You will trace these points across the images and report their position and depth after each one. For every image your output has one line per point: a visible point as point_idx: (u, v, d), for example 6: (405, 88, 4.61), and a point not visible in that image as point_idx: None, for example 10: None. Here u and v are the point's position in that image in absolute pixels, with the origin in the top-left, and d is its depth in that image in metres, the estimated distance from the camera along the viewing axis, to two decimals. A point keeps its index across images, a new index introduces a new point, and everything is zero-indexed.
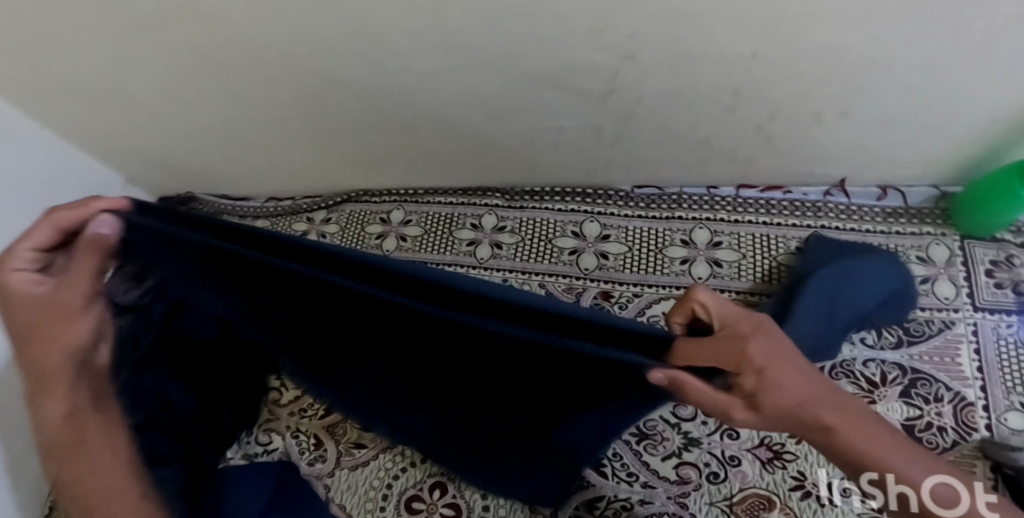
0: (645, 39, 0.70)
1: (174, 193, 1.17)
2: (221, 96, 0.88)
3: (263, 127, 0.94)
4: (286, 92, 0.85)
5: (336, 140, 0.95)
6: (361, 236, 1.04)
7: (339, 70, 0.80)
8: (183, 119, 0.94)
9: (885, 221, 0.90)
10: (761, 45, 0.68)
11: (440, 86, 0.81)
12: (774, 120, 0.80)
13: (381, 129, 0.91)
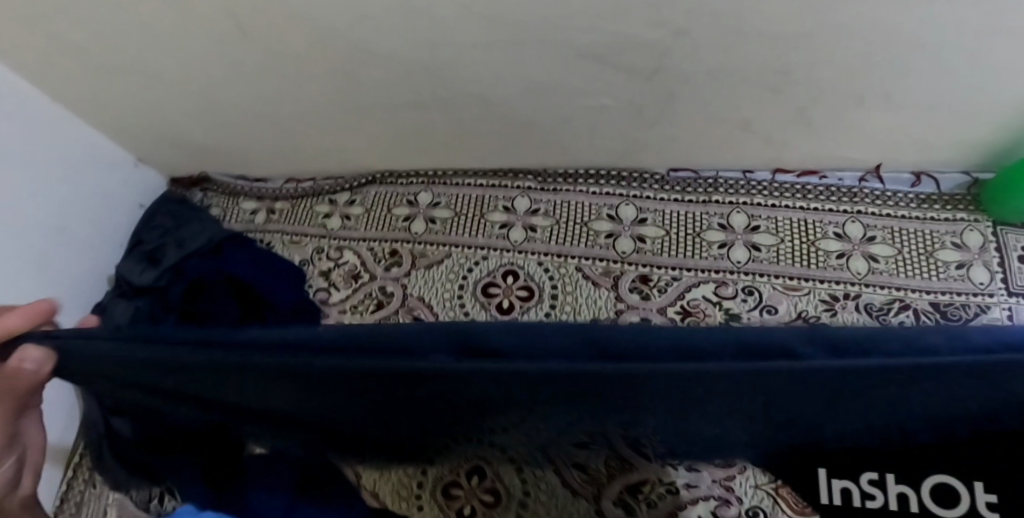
0: (699, 20, 0.68)
1: (187, 174, 1.13)
2: (248, 70, 0.84)
3: (290, 103, 0.90)
4: (320, 66, 0.82)
5: (365, 117, 0.92)
6: (387, 220, 1.01)
7: (375, 44, 0.76)
8: (204, 95, 0.90)
9: (920, 208, 0.90)
10: (821, 26, 0.67)
11: (482, 63, 0.79)
12: (818, 104, 0.80)
13: (413, 108, 0.89)
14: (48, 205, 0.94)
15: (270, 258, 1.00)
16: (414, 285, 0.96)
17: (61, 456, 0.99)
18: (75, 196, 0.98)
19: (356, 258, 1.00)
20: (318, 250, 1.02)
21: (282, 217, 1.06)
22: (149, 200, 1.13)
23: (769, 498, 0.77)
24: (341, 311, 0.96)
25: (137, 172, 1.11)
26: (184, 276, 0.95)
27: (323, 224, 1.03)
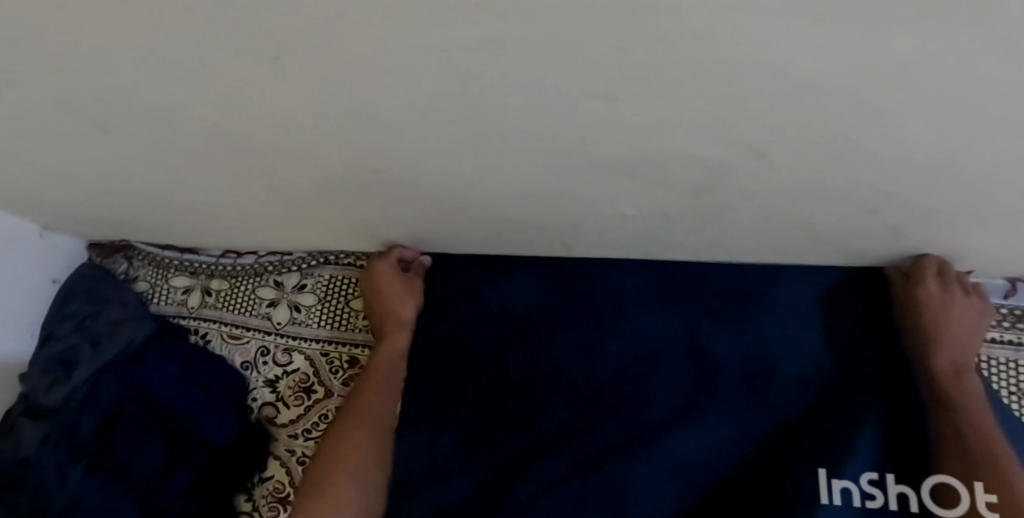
0: (782, 137, 0.47)
1: (107, 239, 0.93)
2: (154, 144, 0.63)
3: (219, 179, 0.70)
4: (248, 147, 0.61)
5: (311, 199, 0.72)
6: (344, 316, 0.81)
7: (323, 133, 0.56)
8: (108, 165, 0.70)
9: (1014, 327, 0.70)
10: (958, 152, 0.46)
11: (465, 161, 0.58)
12: (914, 221, 0.59)
13: (372, 194, 0.68)
14: None
15: (206, 361, 0.82)
16: None
17: None
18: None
19: (306, 366, 0.81)
20: (262, 350, 0.83)
21: (219, 301, 0.87)
22: (65, 273, 0.94)
23: None
24: (291, 436, 0.79)
25: (44, 243, 0.91)
26: (99, 403, 0.78)
27: (268, 315, 0.84)
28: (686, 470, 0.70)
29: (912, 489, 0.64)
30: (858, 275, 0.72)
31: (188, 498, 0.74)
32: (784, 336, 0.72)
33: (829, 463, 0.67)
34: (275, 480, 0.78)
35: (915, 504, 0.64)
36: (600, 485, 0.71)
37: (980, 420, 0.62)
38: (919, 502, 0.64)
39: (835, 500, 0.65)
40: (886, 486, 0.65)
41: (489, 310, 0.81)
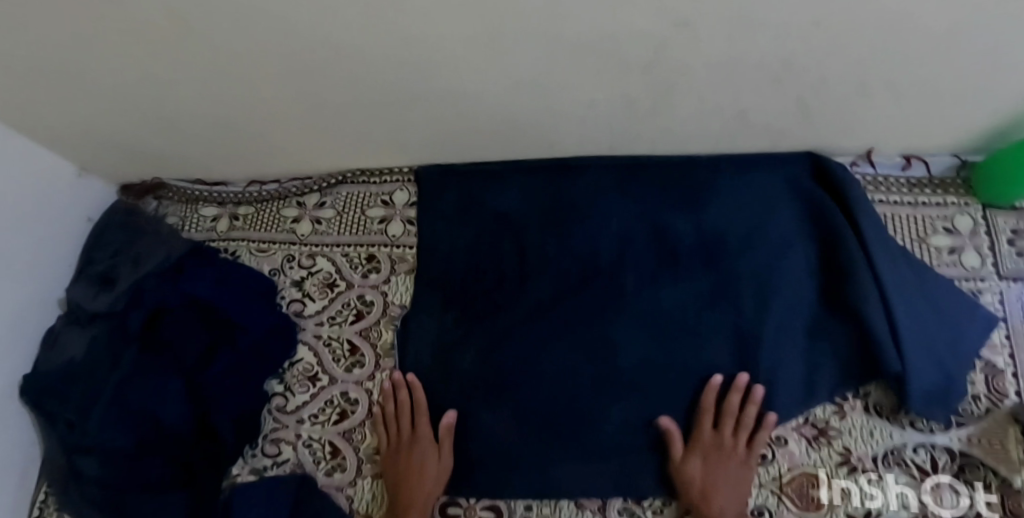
0: (707, 9, 0.62)
1: (138, 181, 1.03)
2: (199, 66, 0.75)
3: (250, 100, 0.82)
4: (281, 62, 0.74)
5: (327, 114, 0.84)
6: (361, 223, 0.93)
7: (349, 37, 0.69)
8: (150, 94, 0.82)
9: (910, 193, 0.88)
10: (837, 15, 0.62)
11: (464, 58, 0.72)
12: (818, 93, 0.75)
13: (382, 103, 0.81)
14: None
15: (236, 269, 0.92)
16: (394, 292, 0.89)
17: (26, 499, 0.91)
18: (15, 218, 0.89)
19: (329, 266, 0.92)
20: (288, 257, 0.94)
21: (247, 223, 0.98)
22: (99, 212, 1.04)
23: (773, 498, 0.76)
24: (318, 324, 0.90)
25: (81, 183, 1.00)
26: (144, 305, 0.86)
27: (292, 230, 0.96)
28: (664, 322, 0.82)
29: (910, 489, 0.75)
30: (791, 154, 0.87)
31: (235, 380, 0.84)
32: (736, 205, 0.86)
33: (775, 300, 0.82)
34: (305, 362, 0.88)
35: (914, 503, 0.75)
36: (588, 340, 0.82)
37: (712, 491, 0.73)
38: (918, 500, 0.75)
39: (838, 500, 0.75)
40: (886, 487, 0.75)
41: (485, 210, 0.91)
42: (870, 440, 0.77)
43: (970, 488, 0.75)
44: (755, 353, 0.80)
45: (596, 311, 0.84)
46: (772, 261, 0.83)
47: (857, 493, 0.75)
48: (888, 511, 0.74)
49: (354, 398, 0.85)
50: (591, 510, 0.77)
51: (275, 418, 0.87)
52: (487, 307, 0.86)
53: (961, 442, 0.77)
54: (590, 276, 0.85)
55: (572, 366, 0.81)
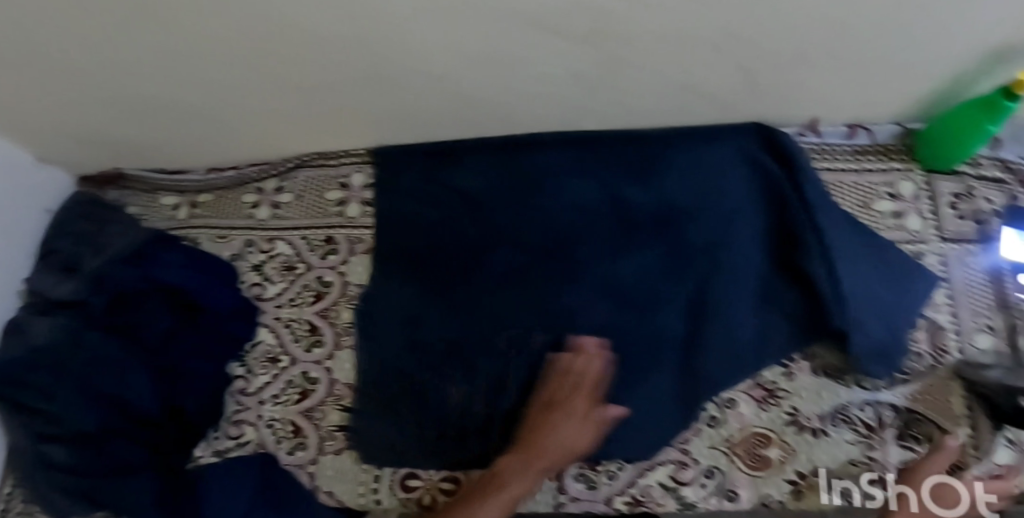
0: None
1: (97, 171, 1.04)
2: (145, 53, 0.75)
3: (200, 86, 0.82)
4: (226, 47, 0.74)
5: (280, 96, 0.84)
6: (319, 206, 0.94)
7: (293, 20, 0.69)
8: (100, 82, 0.81)
9: (855, 160, 0.90)
10: None
11: (410, 38, 0.72)
12: (761, 63, 0.77)
13: (333, 85, 0.81)
14: None
15: (194, 252, 0.93)
16: (352, 272, 0.90)
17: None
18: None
19: (288, 250, 0.93)
20: (248, 242, 0.95)
21: (207, 210, 0.99)
22: (59, 203, 1.04)
23: (725, 458, 0.78)
24: (278, 307, 0.90)
25: (39, 172, 1.00)
26: (108, 289, 0.89)
27: (251, 215, 0.96)
28: (617, 289, 0.84)
29: (910, 488, 0.74)
30: (738, 125, 0.89)
31: (198, 357, 0.87)
32: (684, 176, 0.88)
33: (723, 267, 0.83)
34: (267, 344, 0.89)
35: (914, 504, 0.72)
36: (543, 312, 0.84)
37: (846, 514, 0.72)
38: (918, 500, 0.73)
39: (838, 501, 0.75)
40: (886, 486, 0.75)
41: (445, 188, 0.92)
42: (819, 399, 0.79)
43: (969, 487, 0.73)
44: (703, 318, 0.82)
45: (549, 284, 0.86)
46: (717, 229, 0.85)
47: (857, 493, 0.75)
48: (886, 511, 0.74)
49: (315, 377, 0.86)
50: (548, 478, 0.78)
51: (238, 400, 0.88)
52: (446, 284, 0.88)
53: (905, 399, 0.79)
54: (543, 250, 0.88)
55: (527, 338, 0.83)
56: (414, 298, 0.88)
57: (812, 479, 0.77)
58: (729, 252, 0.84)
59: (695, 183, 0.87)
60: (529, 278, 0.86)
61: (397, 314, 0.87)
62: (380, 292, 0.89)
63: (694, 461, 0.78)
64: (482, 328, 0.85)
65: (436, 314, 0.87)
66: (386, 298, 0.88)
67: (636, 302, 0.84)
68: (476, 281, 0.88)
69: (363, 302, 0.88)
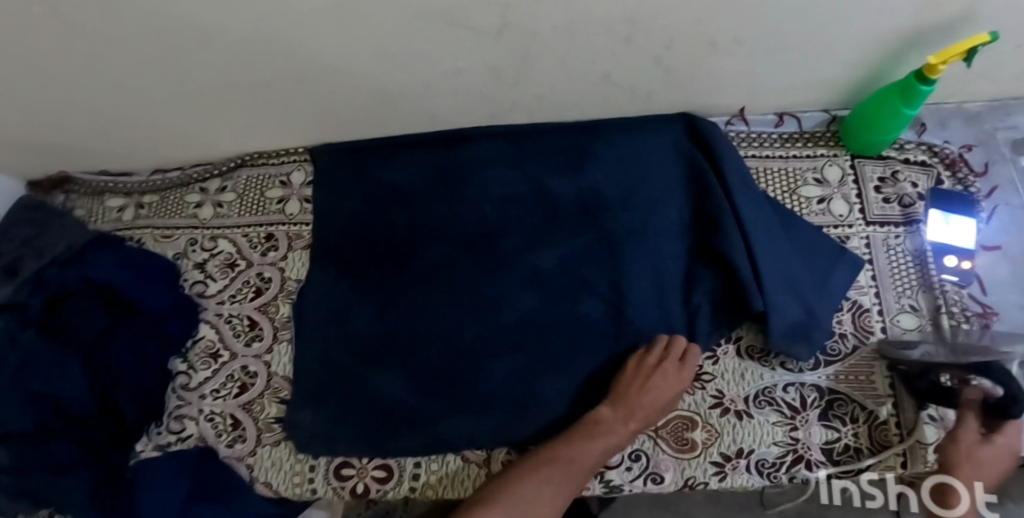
0: None
1: (45, 175, 1.04)
2: (70, 54, 0.76)
3: (132, 87, 0.83)
4: (148, 47, 0.75)
5: (210, 97, 0.86)
6: (260, 204, 0.96)
7: (206, 20, 0.71)
8: (32, 86, 0.83)
9: (782, 147, 0.91)
10: None
11: (323, 35, 0.73)
12: (672, 51, 0.78)
13: (259, 85, 0.83)
14: None
15: (134, 253, 0.93)
16: (290, 268, 0.91)
17: None
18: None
19: (231, 247, 0.95)
20: (191, 241, 0.97)
21: (152, 211, 1.00)
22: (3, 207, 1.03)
23: (651, 442, 0.79)
24: (219, 303, 0.92)
25: None
26: (47, 290, 0.89)
27: (195, 215, 0.98)
28: (545, 279, 0.86)
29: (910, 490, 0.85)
30: (666, 118, 0.91)
31: (135, 355, 0.86)
32: (614, 169, 0.90)
33: (650, 255, 0.85)
34: (207, 339, 0.90)
35: (914, 504, 0.86)
36: (473, 300, 0.86)
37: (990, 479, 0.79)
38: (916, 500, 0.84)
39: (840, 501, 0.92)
40: (884, 488, 0.89)
41: (376, 183, 0.93)
42: (742, 382, 0.81)
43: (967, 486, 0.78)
44: (628, 304, 0.84)
45: (481, 276, 0.87)
46: (644, 219, 0.87)
47: (857, 494, 0.92)
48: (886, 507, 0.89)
49: (254, 371, 0.88)
50: (478, 464, 0.80)
51: (179, 396, 0.89)
52: (381, 276, 0.90)
53: (829, 380, 0.81)
54: (476, 243, 0.89)
55: (459, 329, 0.85)
56: (349, 291, 0.89)
57: (736, 461, 0.78)
58: (654, 241, 0.86)
59: (625, 175, 0.89)
60: (461, 271, 0.88)
61: (331, 308, 0.88)
62: (315, 286, 0.90)
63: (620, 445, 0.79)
64: (416, 319, 0.87)
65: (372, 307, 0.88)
66: (321, 291, 0.89)
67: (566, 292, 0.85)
68: (410, 273, 0.89)
69: (300, 296, 0.90)
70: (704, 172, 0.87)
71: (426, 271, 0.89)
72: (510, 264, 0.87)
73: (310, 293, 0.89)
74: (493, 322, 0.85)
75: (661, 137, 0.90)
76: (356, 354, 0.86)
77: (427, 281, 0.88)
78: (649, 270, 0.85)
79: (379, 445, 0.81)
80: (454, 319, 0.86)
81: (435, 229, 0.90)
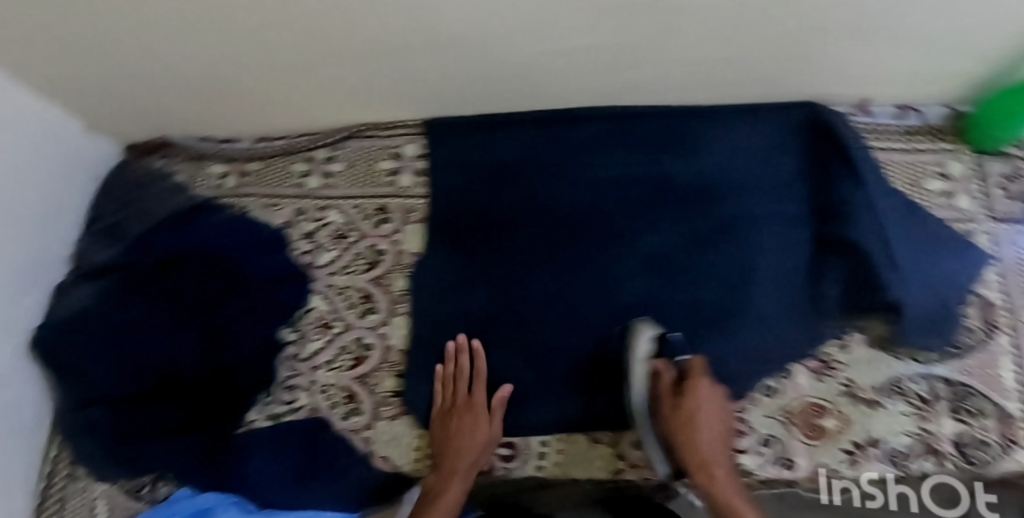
0: None
1: (144, 138, 1.03)
2: (193, 20, 0.74)
3: (247, 52, 0.81)
4: (274, 14, 0.72)
5: (330, 65, 0.83)
6: (371, 176, 0.95)
7: None
8: (149, 47, 0.80)
9: (905, 140, 0.90)
10: None
11: (465, 8, 0.70)
12: (817, 41, 0.76)
13: (384, 55, 0.80)
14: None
15: (241, 222, 0.91)
16: (406, 241, 0.91)
17: (39, 451, 0.92)
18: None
19: (340, 219, 0.93)
20: (299, 211, 0.95)
21: (256, 179, 0.99)
22: (102, 170, 1.04)
23: (782, 427, 0.79)
24: (331, 274, 0.91)
25: (86, 141, 1.01)
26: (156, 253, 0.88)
27: (301, 184, 0.97)
28: (664, 262, 0.86)
29: (910, 489, 0.75)
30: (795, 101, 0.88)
31: (249, 321, 0.86)
32: (740, 154, 0.88)
33: (775, 243, 0.84)
34: (319, 310, 0.89)
35: (914, 504, 0.74)
36: (591, 281, 0.86)
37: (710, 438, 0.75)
38: (918, 501, 0.74)
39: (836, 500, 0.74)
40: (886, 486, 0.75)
41: (496, 159, 0.93)
42: (872, 371, 0.80)
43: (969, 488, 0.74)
44: (752, 289, 0.83)
45: (603, 255, 0.87)
46: (773, 205, 0.86)
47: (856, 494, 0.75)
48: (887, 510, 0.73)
49: (369, 344, 0.87)
50: (604, 444, 0.79)
51: (290, 366, 0.88)
52: (503, 251, 0.89)
53: (959, 373, 0.80)
54: (598, 222, 0.88)
55: (583, 312, 0.84)
56: (470, 266, 0.89)
57: (867, 449, 0.77)
58: (783, 229, 0.85)
59: (751, 158, 0.88)
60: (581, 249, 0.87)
61: (455, 281, 0.88)
62: (438, 258, 0.89)
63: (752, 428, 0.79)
64: (541, 298, 0.86)
65: (495, 281, 0.87)
66: (444, 267, 0.89)
67: (692, 276, 0.85)
68: (533, 250, 0.88)
69: (422, 270, 0.89)
70: (833, 162, 0.85)
71: (547, 246, 0.88)
72: (637, 245, 0.86)
73: (432, 267, 0.89)
74: (613, 304, 0.84)
75: (791, 121, 0.88)
76: (476, 332, 0.85)
77: (549, 259, 0.87)
78: (782, 256, 0.84)
79: (508, 421, 0.81)
80: (579, 297, 0.85)
81: (556, 205, 0.90)
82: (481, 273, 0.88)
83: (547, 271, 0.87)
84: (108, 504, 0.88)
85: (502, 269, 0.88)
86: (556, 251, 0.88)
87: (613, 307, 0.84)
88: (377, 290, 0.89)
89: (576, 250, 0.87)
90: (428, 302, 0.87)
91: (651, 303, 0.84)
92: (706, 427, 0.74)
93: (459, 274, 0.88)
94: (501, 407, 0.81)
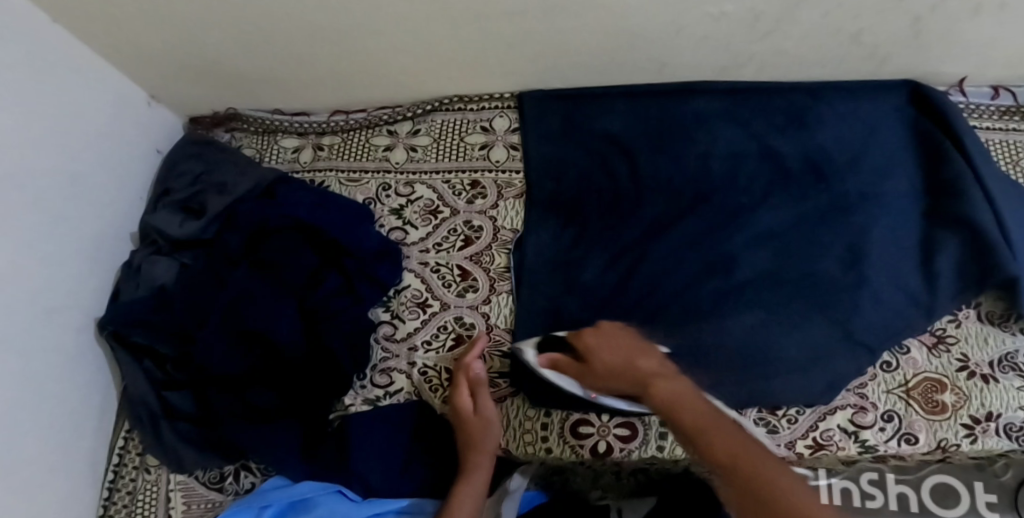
0: None
1: (211, 111, 0.99)
2: None
3: (346, 12, 0.77)
4: None
5: (432, 28, 0.79)
6: (461, 149, 0.92)
7: None
8: (241, 5, 0.76)
9: (1000, 120, 0.91)
10: None
11: None
12: (935, 12, 0.76)
13: (491, 17, 0.77)
14: (63, 154, 0.79)
15: (333, 198, 0.87)
16: (503, 217, 0.88)
17: (106, 439, 0.86)
18: (71, 141, 0.81)
19: (430, 193, 0.90)
20: (384, 186, 0.92)
21: (333, 153, 0.95)
22: (166, 145, 0.99)
23: (902, 402, 0.78)
24: (423, 251, 0.87)
25: (149, 111, 0.95)
26: (245, 226, 0.84)
27: (385, 158, 0.93)
28: (776, 239, 0.84)
29: (910, 489, 0.74)
30: (892, 80, 0.89)
31: (349, 300, 0.82)
32: (842, 130, 0.88)
33: (881, 219, 0.84)
34: (414, 289, 0.85)
35: (914, 504, 0.73)
36: (701, 258, 0.83)
37: (687, 396, 0.56)
38: (918, 501, 0.73)
39: (838, 500, 0.74)
40: (886, 487, 0.74)
41: (594, 132, 0.90)
42: (986, 346, 0.80)
43: (969, 487, 0.74)
44: (864, 263, 0.82)
45: (710, 230, 0.84)
46: (882, 182, 0.85)
47: (857, 493, 0.75)
48: (887, 511, 0.73)
49: (470, 323, 0.83)
50: None
51: (384, 347, 0.83)
52: (605, 227, 0.86)
53: None
54: (698, 197, 0.86)
55: (695, 288, 0.81)
56: (570, 242, 0.86)
57: (986, 424, 0.76)
58: (891, 204, 0.84)
59: (854, 133, 0.88)
60: (686, 222, 0.85)
61: (557, 257, 0.85)
62: (537, 234, 0.86)
63: (873, 404, 0.78)
64: (647, 274, 0.82)
65: (597, 256, 0.84)
66: (544, 244, 0.86)
67: (801, 251, 0.83)
68: (636, 224, 0.86)
69: (519, 247, 0.86)
70: (937, 137, 0.86)
71: (652, 221, 0.86)
72: (743, 220, 0.85)
73: (531, 244, 0.86)
74: (723, 280, 0.82)
75: (889, 98, 0.89)
76: (581, 310, 0.81)
77: (656, 236, 0.84)
78: (891, 230, 0.83)
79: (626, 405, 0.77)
80: (690, 274, 0.82)
81: (660, 180, 0.87)
82: (582, 249, 0.85)
83: (654, 247, 0.84)
84: (185, 497, 0.81)
85: (606, 244, 0.85)
86: (661, 226, 0.85)
87: (725, 284, 0.82)
88: (478, 267, 0.85)
89: (683, 226, 0.85)
90: (530, 279, 0.84)
91: (761, 279, 0.82)
92: (624, 356, 0.67)
93: (559, 250, 0.85)
94: (482, 388, 0.77)
